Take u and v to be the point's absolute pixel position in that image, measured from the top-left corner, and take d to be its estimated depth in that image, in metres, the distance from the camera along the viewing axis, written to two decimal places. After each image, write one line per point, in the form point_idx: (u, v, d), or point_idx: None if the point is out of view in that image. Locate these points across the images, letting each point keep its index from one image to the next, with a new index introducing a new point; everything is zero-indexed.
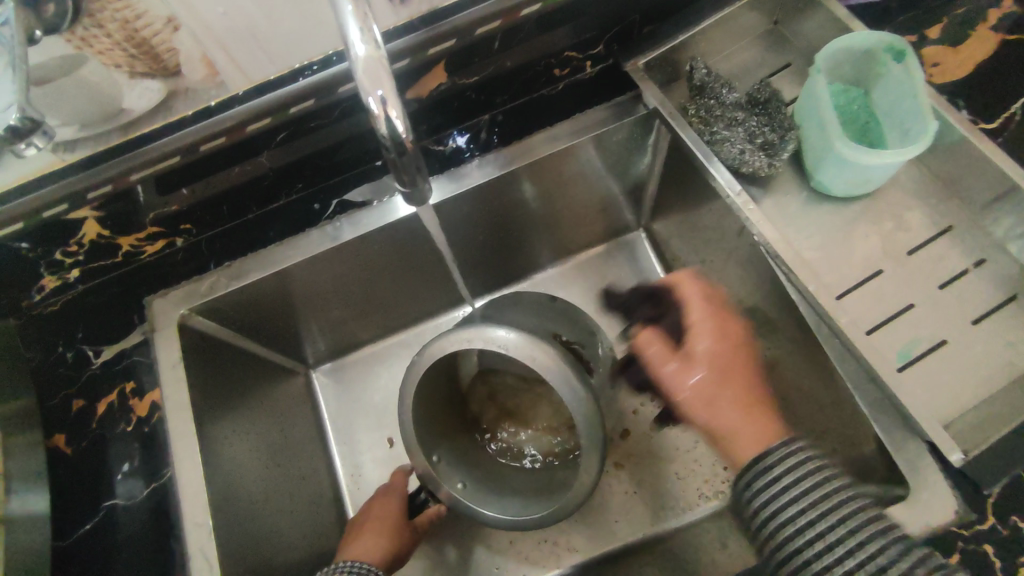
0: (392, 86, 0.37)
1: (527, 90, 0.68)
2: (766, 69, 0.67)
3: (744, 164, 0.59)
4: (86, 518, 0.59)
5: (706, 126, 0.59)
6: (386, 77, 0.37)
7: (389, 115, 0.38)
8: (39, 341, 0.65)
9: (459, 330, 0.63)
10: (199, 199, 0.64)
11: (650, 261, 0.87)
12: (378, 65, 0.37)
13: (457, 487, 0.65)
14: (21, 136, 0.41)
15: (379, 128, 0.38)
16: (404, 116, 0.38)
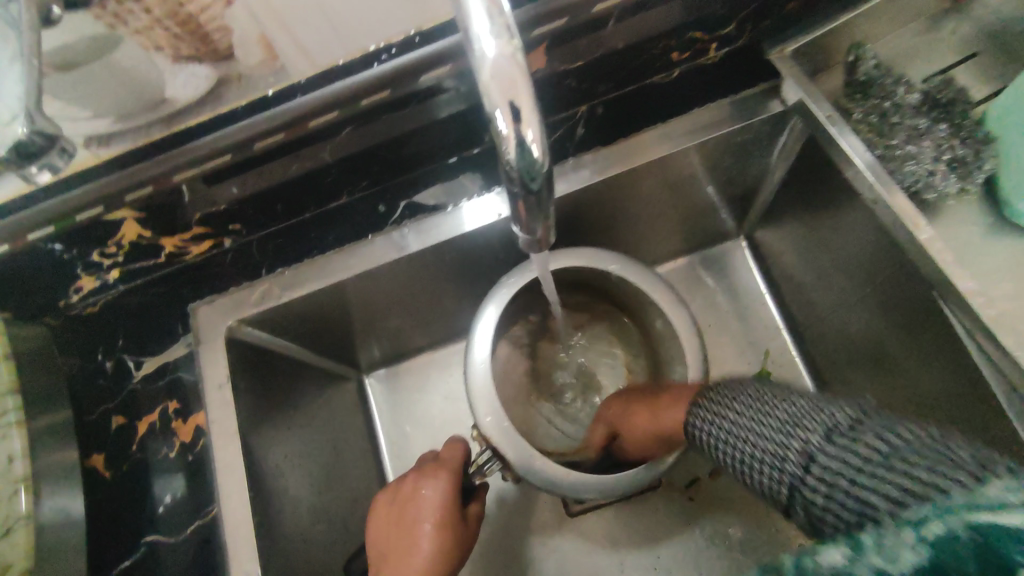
0: (528, 95, 0.28)
1: (636, 77, 0.56)
2: (935, 62, 0.54)
3: (930, 188, 0.49)
4: (125, 553, 0.53)
5: (879, 138, 0.50)
6: (521, 87, 0.28)
7: (523, 136, 0.29)
8: (76, 348, 0.59)
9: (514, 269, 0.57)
10: (252, 197, 0.55)
11: (751, 275, 0.76)
12: (513, 68, 0.28)
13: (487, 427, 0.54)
14: (30, 155, 0.33)
15: (507, 154, 0.30)
16: (541, 137, 0.30)
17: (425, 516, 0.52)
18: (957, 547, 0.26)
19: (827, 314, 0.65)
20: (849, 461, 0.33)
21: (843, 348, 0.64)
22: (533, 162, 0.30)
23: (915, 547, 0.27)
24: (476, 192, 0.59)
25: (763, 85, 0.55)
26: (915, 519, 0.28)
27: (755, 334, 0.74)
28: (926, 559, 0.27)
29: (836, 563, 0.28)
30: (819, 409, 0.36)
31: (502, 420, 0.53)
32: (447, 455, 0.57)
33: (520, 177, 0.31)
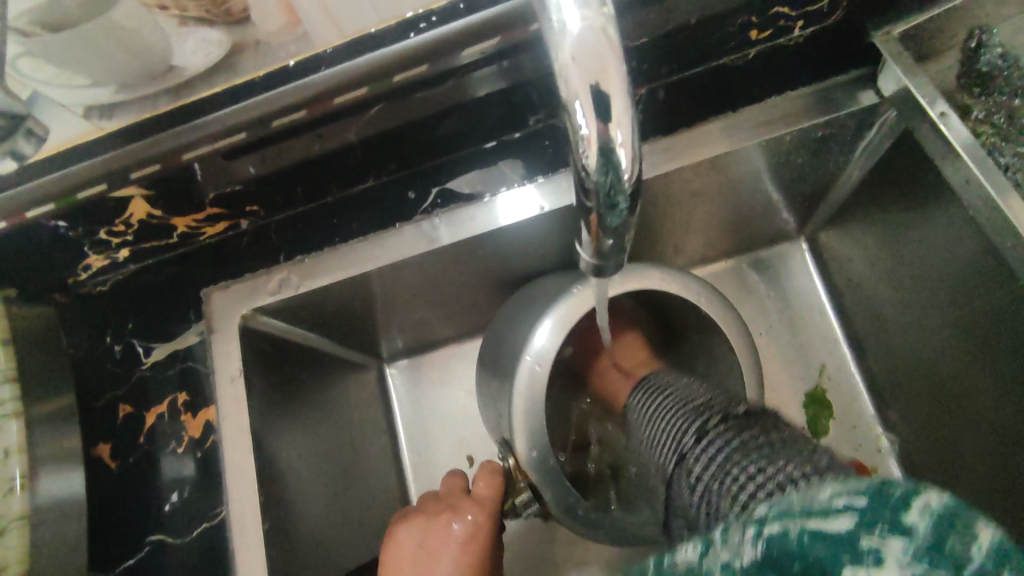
0: (619, 80, 0.25)
1: (706, 57, 0.49)
2: None
3: None
4: (130, 551, 0.50)
5: (1006, 142, 0.43)
6: (611, 79, 0.25)
7: (610, 141, 0.25)
8: (85, 330, 0.56)
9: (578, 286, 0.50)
10: (270, 177, 0.51)
11: (812, 281, 0.69)
12: (599, 49, 0.25)
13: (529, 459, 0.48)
14: None
15: (588, 155, 0.26)
16: (632, 137, 0.26)
17: (449, 561, 0.47)
18: (789, 547, 0.22)
19: (898, 332, 0.58)
20: (730, 461, 0.32)
21: (917, 371, 0.57)
22: (620, 172, 0.26)
23: (754, 544, 0.23)
24: (517, 181, 0.53)
25: (855, 72, 0.49)
26: (759, 518, 0.23)
27: (812, 346, 0.67)
28: (765, 560, 0.22)
29: (689, 562, 0.23)
30: (712, 418, 0.36)
31: (548, 457, 0.48)
32: (482, 487, 0.51)
33: (599, 196, 0.27)
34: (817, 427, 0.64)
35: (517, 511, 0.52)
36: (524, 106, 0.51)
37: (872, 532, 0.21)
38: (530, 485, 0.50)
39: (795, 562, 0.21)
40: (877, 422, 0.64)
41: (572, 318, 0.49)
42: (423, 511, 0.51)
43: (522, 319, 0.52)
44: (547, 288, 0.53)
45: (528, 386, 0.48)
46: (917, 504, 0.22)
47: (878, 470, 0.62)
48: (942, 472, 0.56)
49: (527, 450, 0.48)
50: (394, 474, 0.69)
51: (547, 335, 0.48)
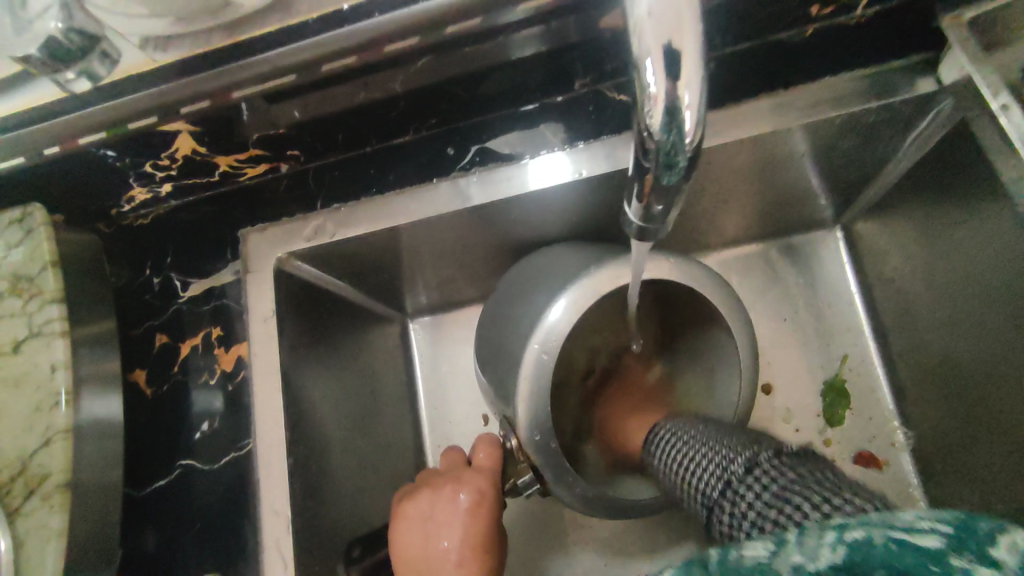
0: (694, 45, 0.24)
1: (763, 30, 0.48)
2: None
3: None
4: (160, 474, 0.53)
5: None
6: (686, 31, 0.24)
7: (676, 103, 0.25)
8: (127, 260, 0.58)
9: (592, 274, 0.48)
10: (313, 122, 0.51)
11: (843, 270, 0.68)
12: (679, 11, 0.24)
13: (534, 438, 0.47)
14: None
15: (651, 118, 0.26)
16: (698, 104, 0.26)
17: (458, 528, 0.47)
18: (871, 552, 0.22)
19: (928, 329, 0.58)
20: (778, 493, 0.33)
21: (941, 369, 0.57)
22: (683, 138, 0.26)
23: (834, 549, 0.23)
24: (556, 145, 0.53)
25: (915, 56, 0.48)
26: (839, 525, 0.24)
27: (836, 336, 0.67)
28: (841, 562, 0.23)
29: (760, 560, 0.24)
30: (760, 450, 0.37)
31: (549, 442, 0.47)
32: (484, 458, 0.52)
33: (657, 158, 0.27)
34: (832, 414, 0.64)
35: (518, 492, 0.51)
36: (571, 69, 0.50)
37: (961, 556, 0.22)
38: (533, 467, 0.48)
39: (876, 568, 0.22)
40: (894, 416, 0.63)
41: (584, 303, 0.47)
42: (428, 485, 0.51)
43: (532, 299, 0.50)
44: (560, 267, 0.51)
45: (534, 373, 0.47)
46: (1004, 540, 0.22)
47: (889, 463, 0.63)
48: (954, 467, 0.57)
49: (528, 433, 0.47)
50: (411, 425, 0.71)
51: (558, 324, 0.47)
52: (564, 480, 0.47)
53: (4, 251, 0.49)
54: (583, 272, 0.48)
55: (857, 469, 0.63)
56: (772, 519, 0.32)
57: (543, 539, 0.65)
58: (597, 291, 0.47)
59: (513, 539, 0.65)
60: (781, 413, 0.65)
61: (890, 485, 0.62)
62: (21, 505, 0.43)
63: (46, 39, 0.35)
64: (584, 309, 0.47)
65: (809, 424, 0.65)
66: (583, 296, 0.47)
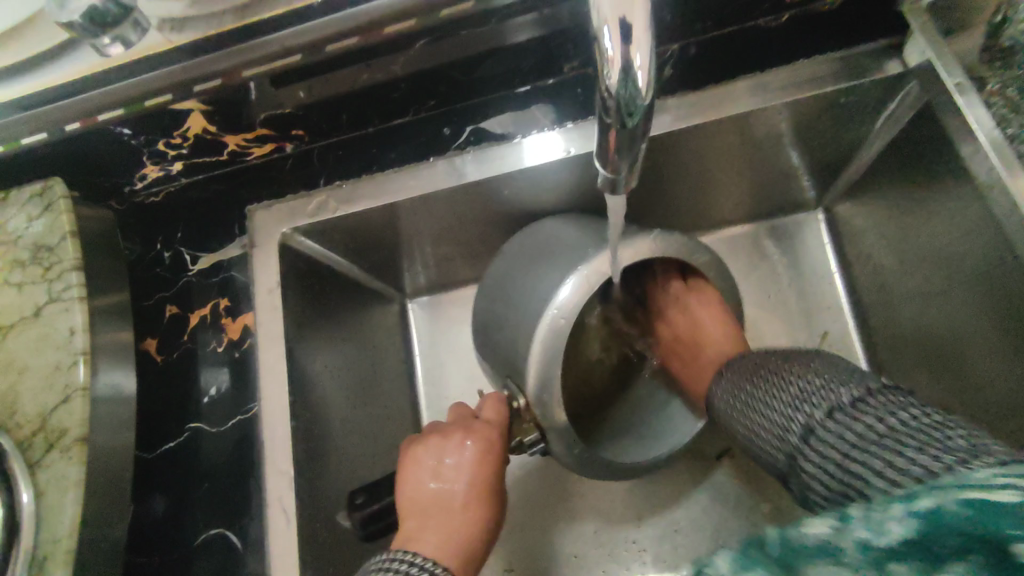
0: (643, 11, 0.27)
1: (740, 16, 0.51)
2: None
3: None
4: (171, 436, 0.56)
5: None
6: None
7: (630, 63, 0.28)
8: (139, 235, 0.61)
9: (600, 252, 0.50)
10: (317, 103, 0.54)
11: (824, 251, 0.71)
12: None
13: (540, 398, 0.50)
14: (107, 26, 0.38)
15: (608, 78, 0.29)
16: (649, 64, 0.28)
17: (464, 473, 0.51)
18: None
19: (901, 304, 0.60)
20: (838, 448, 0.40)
21: (914, 341, 0.60)
22: (637, 92, 0.29)
23: (903, 521, 0.23)
24: (546, 126, 0.56)
25: (884, 41, 0.51)
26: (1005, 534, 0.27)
27: (816, 314, 0.70)
28: (914, 533, 0.22)
29: (822, 537, 0.24)
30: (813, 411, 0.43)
31: (550, 404, 0.50)
32: (490, 412, 0.53)
33: (618, 111, 0.30)
34: None
35: (523, 449, 0.53)
36: (560, 54, 0.53)
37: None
38: (538, 427, 0.51)
39: None
40: None
41: (594, 280, 0.50)
42: (439, 432, 0.54)
43: (546, 267, 0.53)
44: (565, 242, 0.54)
45: (546, 344, 0.49)
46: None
47: None
48: None
49: (536, 393, 0.50)
50: (409, 399, 0.74)
51: (569, 298, 0.49)
52: (551, 440, 0.50)
53: (26, 223, 0.52)
54: (597, 248, 0.51)
55: None
56: (850, 474, 0.38)
57: (535, 507, 0.68)
58: (607, 267, 0.50)
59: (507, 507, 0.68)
60: None
61: None
62: (42, 457, 0.46)
63: (88, 8, 0.37)
64: (594, 284, 0.50)
65: None
66: (593, 275, 0.50)
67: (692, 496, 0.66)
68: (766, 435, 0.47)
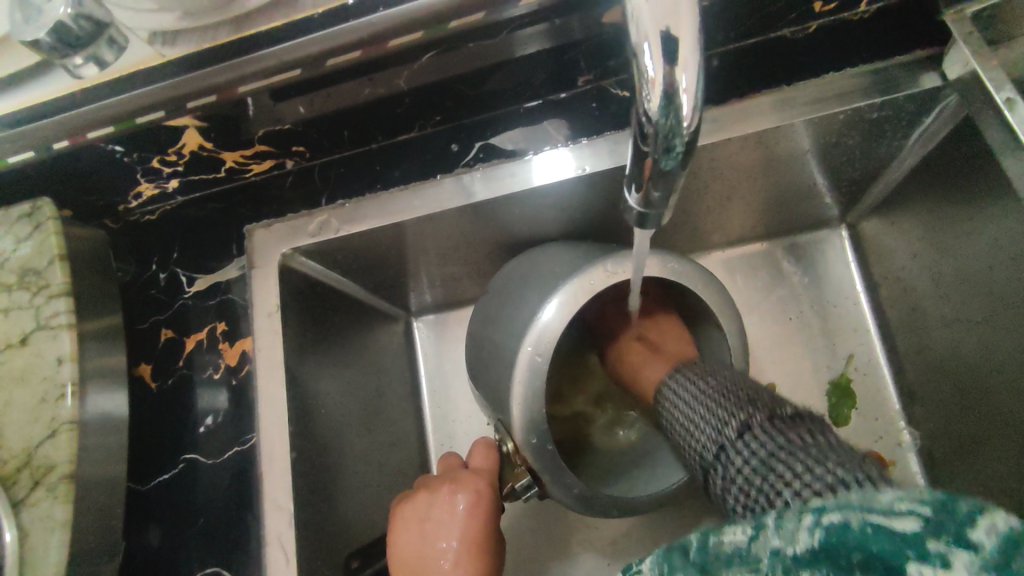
0: (692, 33, 0.25)
1: (764, 27, 0.48)
2: None
3: None
4: (165, 468, 0.53)
5: None
6: (684, 20, 0.25)
7: (674, 85, 0.25)
8: (134, 255, 0.59)
9: (582, 275, 0.47)
10: (318, 118, 0.51)
11: (848, 269, 0.68)
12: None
13: (531, 441, 0.46)
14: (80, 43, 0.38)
15: (650, 101, 0.26)
16: (697, 89, 0.26)
17: (454, 529, 0.48)
18: (849, 536, 0.24)
19: (935, 328, 0.57)
20: (762, 460, 0.34)
21: (949, 368, 0.56)
22: (681, 117, 0.26)
23: (810, 532, 0.25)
24: (560, 142, 0.53)
25: (920, 52, 0.48)
26: (818, 508, 0.26)
27: (841, 336, 0.66)
28: (817, 543, 0.25)
29: (737, 544, 0.27)
30: (751, 411, 0.37)
31: (548, 443, 0.47)
32: (480, 462, 0.52)
33: (657, 138, 0.27)
34: (839, 414, 0.63)
35: (517, 496, 0.50)
36: (574, 66, 0.50)
37: (940, 539, 0.23)
38: (532, 472, 0.48)
39: (850, 552, 0.24)
40: (901, 417, 0.63)
41: (577, 303, 0.47)
42: (425, 487, 0.51)
43: (523, 299, 0.50)
44: (550, 267, 0.51)
45: (530, 375, 0.46)
46: (986, 521, 0.22)
47: (896, 463, 0.62)
48: (959, 465, 0.56)
49: (525, 435, 0.46)
50: (414, 423, 0.71)
51: (554, 321, 0.46)
52: (565, 476, 0.47)
53: (12, 245, 0.49)
54: (578, 271, 0.48)
55: None
56: (761, 486, 0.33)
57: (547, 538, 0.65)
58: (595, 289, 0.47)
59: (517, 538, 0.65)
60: None
61: (898, 486, 0.61)
62: (26, 496, 0.43)
63: (54, 23, 0.36)
64: (578, 309, 0.47)
65: None
66: (575, 298, 0.47)
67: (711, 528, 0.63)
68: (690, 450, 0.42)
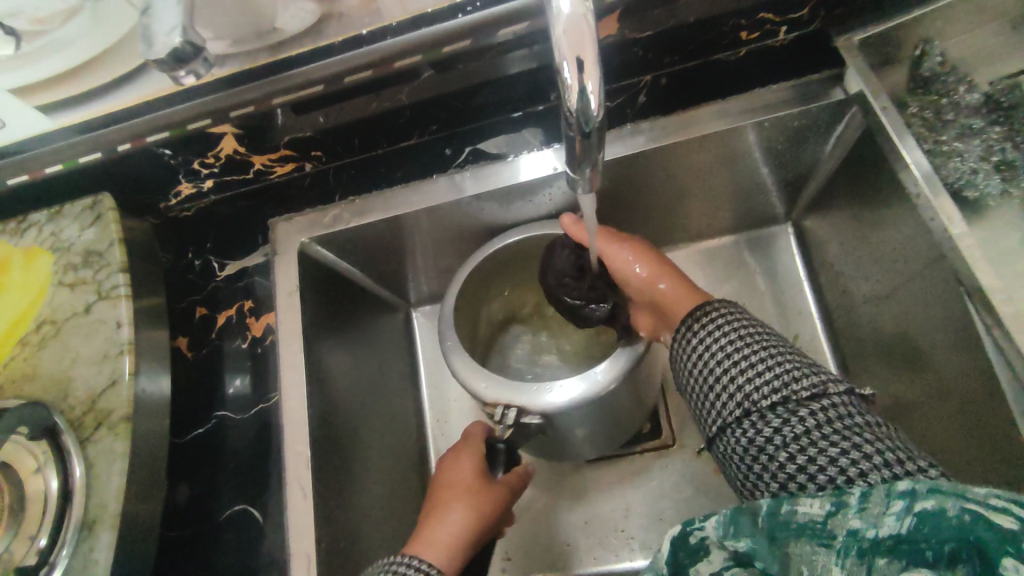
0: (593, 50, 0.32)
1: (703, 53, 0.58)
2: (997, 69, 0.58)
3: (970, 186, 0.52)
4: (199, 424, 0.62)
5: (929, 132, 0.55)
6: (588, 41, 0.32)
7: (583, 89, 0.32)
8: (173, 245, 0.68)
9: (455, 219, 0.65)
10: (333, 127, 0.61)
11: (794, 261, 0.77)
12: (582, 24, 0.32)
13: (481, 385, 0.56)
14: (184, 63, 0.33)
15: (568, 101, 0.33)
16: (601, 90, 0.33)
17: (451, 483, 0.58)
18: (945, 522, 0.33)
19: (861, 305, 0.67)
20: (834, 433, 0.42)
21: (874, 340, 0.65)
22: (588, 110, 0.33)
23: (899, 520, 0.34)
24: (537, 147, 0.64)
25: (829, 71, 0.57)
26: (908, 494, 0.34)
27: (789, 318, 0.76)
28: (905, 532, 0.34)
29: (812, 515, 0.36)
30: (835, 390, 0.44)
31: (493, 382, 0.56)
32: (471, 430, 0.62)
33: (578, 124, 0.35)
34: None
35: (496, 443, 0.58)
36: (548, 84, 0.61)
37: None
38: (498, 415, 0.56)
39: (930, 539, 0.33)
40: None
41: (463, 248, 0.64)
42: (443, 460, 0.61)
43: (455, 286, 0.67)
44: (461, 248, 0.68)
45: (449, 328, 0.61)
46: None
47: None
48: None
49: (475, 381, 0.56)
50: (413, 398, 0.79)
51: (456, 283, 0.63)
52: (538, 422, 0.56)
53: (78, 232, 0.59)
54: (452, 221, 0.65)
55: None
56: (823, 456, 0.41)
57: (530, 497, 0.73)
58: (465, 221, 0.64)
59: None
60: None
61: None
62: (91, 434, 0.52)
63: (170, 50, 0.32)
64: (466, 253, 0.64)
65: None
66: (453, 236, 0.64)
67: (676, 485, 0.72)
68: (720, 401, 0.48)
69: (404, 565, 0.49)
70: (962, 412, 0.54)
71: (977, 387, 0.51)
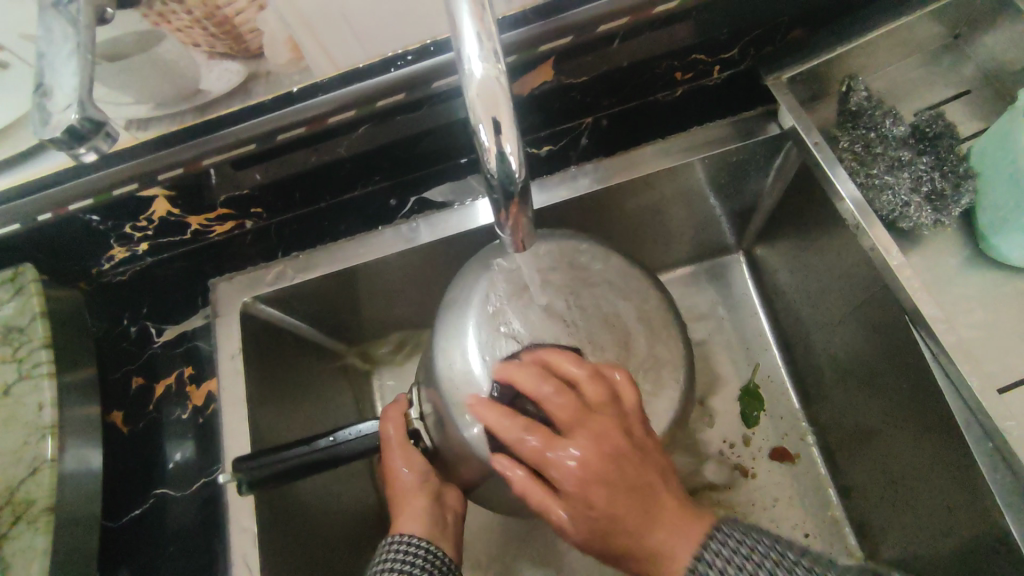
0: (508, 111, 0.31)
1: (640, 94, 0.59)
2: (920, 100, 0.61)
3: (904, 218, 0.54)
4: (136, 503, 0.58)
5: (861, 165, 0.56)
6: (502, 103, 0.31)
7: (502, 150, 0.32)
8: (106, 312, 0.65)
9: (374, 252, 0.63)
10: (272, 182, 0.59)
11: (749, 289, 0.78)
12: (495, 87, 0.31)
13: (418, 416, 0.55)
14: (82, 139, 0.33)
15: (488, 162, 0.32)
16: (520, 151, 0.32)
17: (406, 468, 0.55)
18: None
19: (815, 332, 0.67)
20: None
21: (831, 366, 0.66)
22: (510, 172, 0.32)
23: None
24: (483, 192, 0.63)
25: (762, 108, 0.59)
26: None
27: (748, 348, 0.76)
28: None
29: None
30: None
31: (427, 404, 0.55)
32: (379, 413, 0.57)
33: (501, 184, 0.33)
34: (747, 415, 0.72)
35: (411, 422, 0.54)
36: None
37: None
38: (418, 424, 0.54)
39: None
40: (802, 415, 0.72)
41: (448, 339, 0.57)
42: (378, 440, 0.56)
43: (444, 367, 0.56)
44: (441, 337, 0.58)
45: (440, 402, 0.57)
46: None
47: (800, 456, 0.70)
48: (855, 457, 0.64)
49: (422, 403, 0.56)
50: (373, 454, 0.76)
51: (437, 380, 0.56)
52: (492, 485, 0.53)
53: None
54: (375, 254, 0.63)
55: (773, 464, 0.70)
56: None
57: (501, 551, 0.71)
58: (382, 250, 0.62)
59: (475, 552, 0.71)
60: (705, 418, 0.73)
61: (802, 477, 0.69)
62: (7, 530, 0.48)
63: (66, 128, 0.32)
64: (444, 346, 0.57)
65: (732, 428, 0.72)
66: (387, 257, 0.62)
67: None
68: None
69: (407, 554, 0.48)
70: (914, 440, 0.55)
71: (927, 417, 0.52)
